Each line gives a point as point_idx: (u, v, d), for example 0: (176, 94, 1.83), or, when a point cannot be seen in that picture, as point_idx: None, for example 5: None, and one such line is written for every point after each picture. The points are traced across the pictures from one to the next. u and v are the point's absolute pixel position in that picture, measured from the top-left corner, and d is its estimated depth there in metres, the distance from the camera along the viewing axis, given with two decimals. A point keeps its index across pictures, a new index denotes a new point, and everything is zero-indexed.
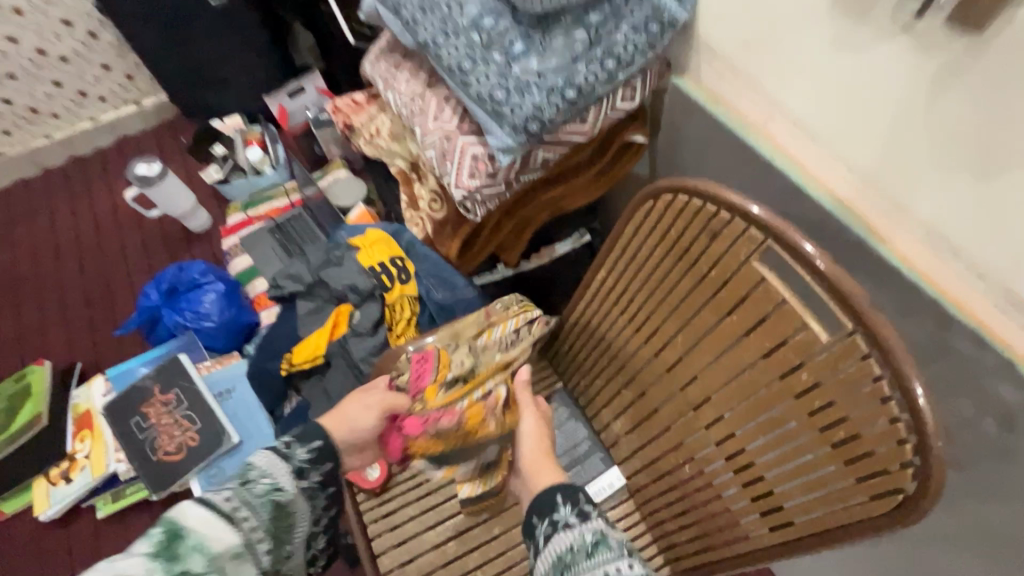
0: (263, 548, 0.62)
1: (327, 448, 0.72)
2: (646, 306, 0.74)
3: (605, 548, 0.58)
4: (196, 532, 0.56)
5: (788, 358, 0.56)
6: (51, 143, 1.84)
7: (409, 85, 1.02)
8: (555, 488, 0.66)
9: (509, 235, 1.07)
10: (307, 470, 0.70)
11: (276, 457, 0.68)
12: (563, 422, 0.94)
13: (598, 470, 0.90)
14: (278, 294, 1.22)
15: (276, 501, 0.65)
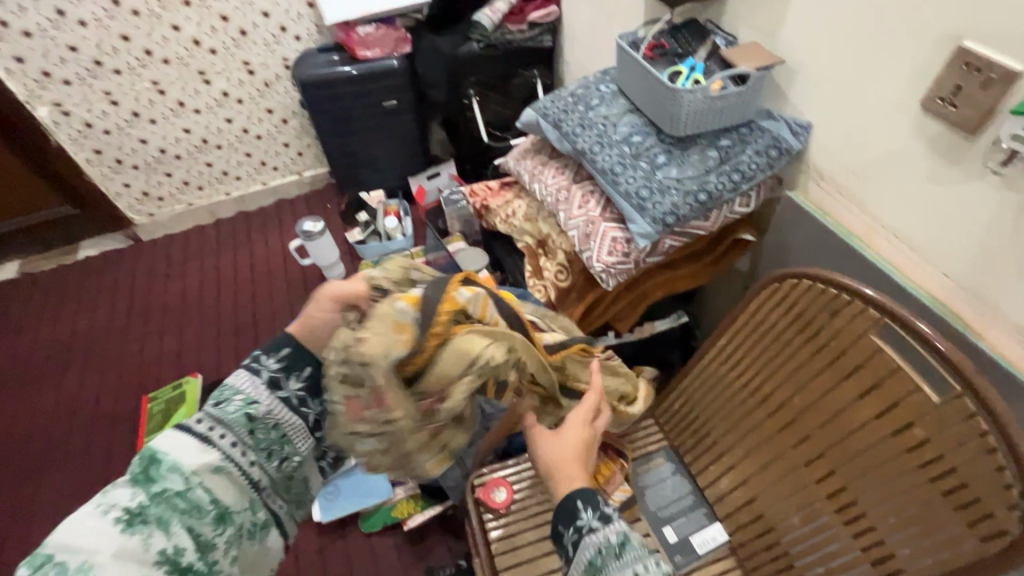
0: (247, 457, 0.73)
1: (299, 357, 0.80)
2: (765, 372, 0.88)
3: (628, 547, 0.69)
4: (169, 456, 0.68)
5: (901, 418, 0.68)
6: (228, 199, 2.25)
7: (556, 180, 1.27)
8: (575, 496, 0.75)
9: (624, 306, 1.24)
10: (291, 379, 0.79)
11: (248, 375, 0.77)
12: (669, 476, 1.05)
13: (702, 523, 0.99)
14: None
15: (251, 415, 0.75)
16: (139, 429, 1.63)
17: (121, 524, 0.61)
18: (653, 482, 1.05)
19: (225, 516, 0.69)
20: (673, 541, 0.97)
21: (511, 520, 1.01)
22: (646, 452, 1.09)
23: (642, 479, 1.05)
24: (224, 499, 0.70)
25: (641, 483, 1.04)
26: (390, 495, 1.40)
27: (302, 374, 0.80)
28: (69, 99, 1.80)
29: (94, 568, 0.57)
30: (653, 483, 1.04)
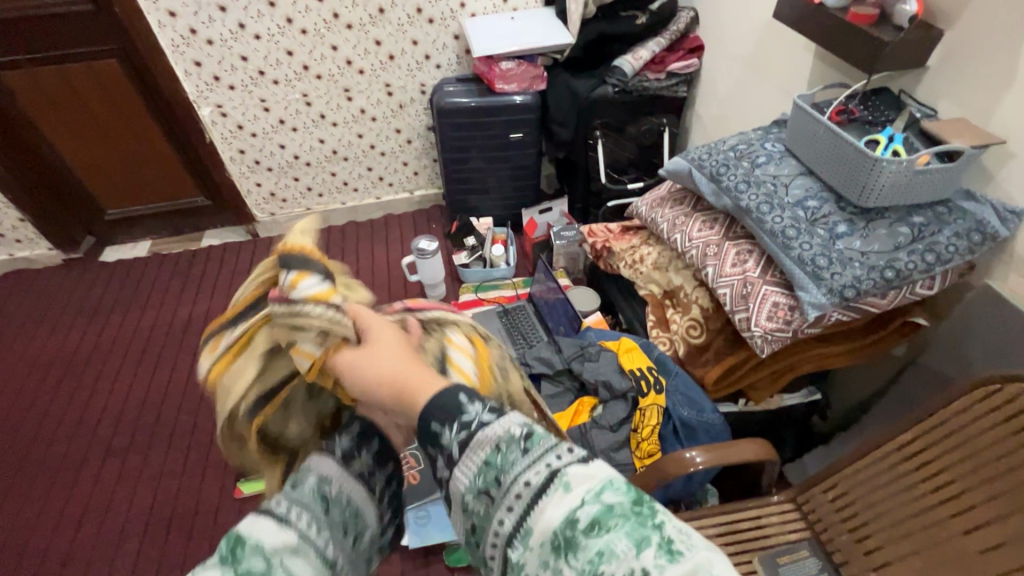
0: (324, 536, 0.57)
1: (365, 429, 0.67)
2: (964, 480, 0.79)
3: (538, 441, 0.50)
4: (252, 535, 0.53)
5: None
6: (342, 209, 2.36)
7: (703, 233, 1.23)
8: (457, 387, 0.54)
9: (765, 375, 1.17)
10: (474, 422, 0.52)
11: (486, 434, 0.51)
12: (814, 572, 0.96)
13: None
14: (527, 372, 1.40)
15: (505, 448, 0.50)
16: None
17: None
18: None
19: None
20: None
21: None
22: (789, 543, 0.99)
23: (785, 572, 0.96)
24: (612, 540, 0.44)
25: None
26: None
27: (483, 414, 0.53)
28: (229, 103, 1.97)
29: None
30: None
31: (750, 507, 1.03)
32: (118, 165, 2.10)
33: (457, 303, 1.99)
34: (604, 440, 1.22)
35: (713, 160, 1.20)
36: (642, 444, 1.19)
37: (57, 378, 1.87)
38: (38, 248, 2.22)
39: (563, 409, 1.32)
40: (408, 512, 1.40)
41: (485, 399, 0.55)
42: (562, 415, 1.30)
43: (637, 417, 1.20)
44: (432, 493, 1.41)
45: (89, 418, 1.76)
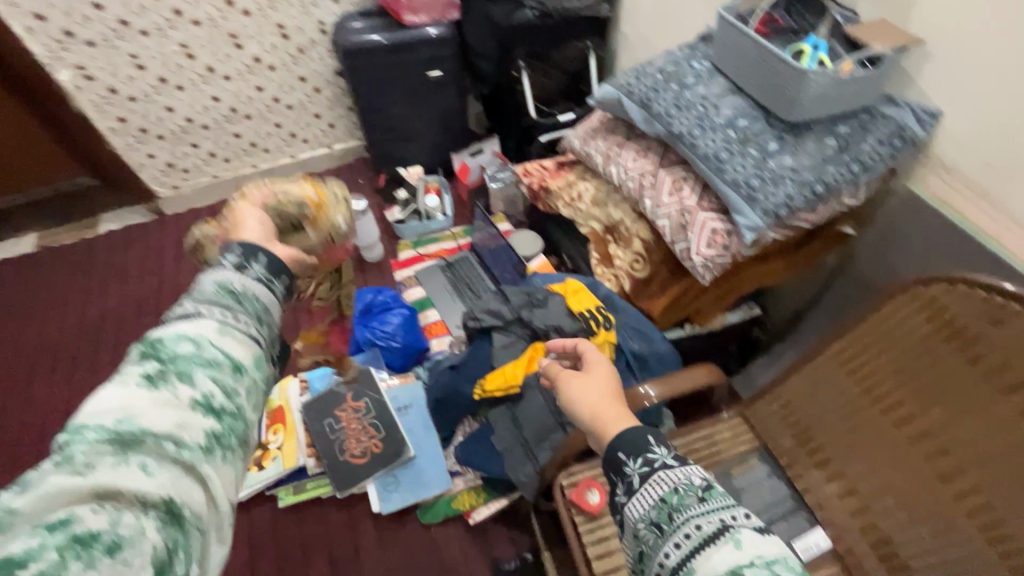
0: (247, 323, 0.61)
1: (250, 247, 0.70)
2: (894, 378, 0.84)
3: (716, 492, 0.58)
4: (172, 333, 0.56)
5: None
6: (255, 173, 2.14)
7: (637, 163, 1.20)
8: (644, 430, 0.66)
9: (710, 299, 1.19)
10: (237, 267, 0.67)
11: (222, 270, 0.66)
12: (764, 478, 1.02)
13: (803, 528, 0.97)
14: (477, 326, 1.37)
15: (234, 290, 0.64)
16: None
17: (144, 381, 0.51)
18: (749, 484, 1.02)
19: (241, 368, 0.57)
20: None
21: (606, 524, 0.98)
22: (739, 454, 1.05)
23: (737, 481, 1.02)
24: (237, 351, 0.58)
25: (736, 485, 1.02)
26: (450, 486, 1.39)
27: (250, 262, 0.68)
28: (92, 63, 1.68)
29: (136, 416, 0.49)
30: (749, 486, 1.02)
31: (702, 427, 1.08)
32: None
33: (398, 262, 1.90)
34: None
35: (642, 85, 1.14)
36: None
37: None
38: None
39: (516, 358, 1.30)
40: (376, 480, 1.39)
41: (257, 248, 0.70)
42: (517, 364, 1.28)
43: None
44: (397, 458, 1.40)
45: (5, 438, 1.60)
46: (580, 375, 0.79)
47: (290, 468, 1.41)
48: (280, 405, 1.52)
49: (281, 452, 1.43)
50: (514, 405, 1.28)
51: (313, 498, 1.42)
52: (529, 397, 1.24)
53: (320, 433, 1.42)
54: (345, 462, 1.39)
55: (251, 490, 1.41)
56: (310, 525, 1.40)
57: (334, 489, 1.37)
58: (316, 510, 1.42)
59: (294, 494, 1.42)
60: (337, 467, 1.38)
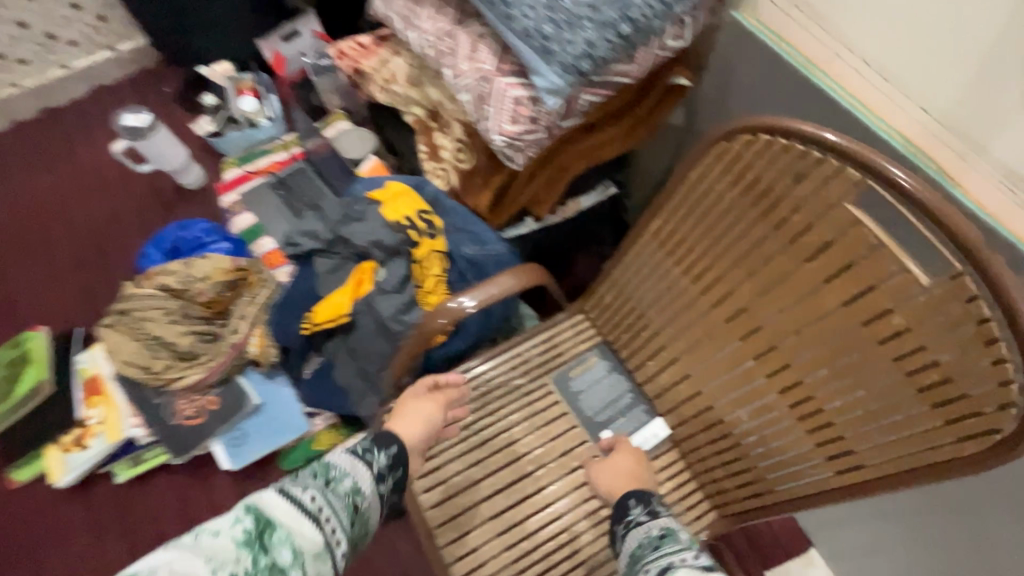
0: (342, 550, 0.61)
1: (387, 438, 0.77)
2: (710, 253, 0.72)
3: (672, 538, 0.68)
4: (283, 524, 0.58)
5: (888, 301, 0.54)
6: (18, 93, 1.68)
7: (433, 22, 0.94)
8: (626, 495, 0.76)
9: (541, 186, 1.02)
10: (370, 458, 0.72)
11: (358, 462, 0.71)
12: (604, 375, 0.94)
13: (642, 422, 0.91)
14: (296, 252, 1.18)
15: (358, 505, 0.66)
16: None
17: None
18: (589, 385, 0.94)
19: None
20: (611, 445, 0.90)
21: (434, 456, 0.88)
22: (579, 355, 0.96)
23: (575, 383, 0.94)
24: None
25: (574, 387, 0.94)
26: (307, 428, 1.26)
27: (385, 457, 0.74)
28: None
29: None
30: (589, 387, 0.94)
31: (540, 331, 0.98)
32: None
33: (222, 186, 1.59)
34: (390, 305, 1.07)
35: None
36: (427, 299, 1.05)
37: None
38: None
39: (343, 283, 1.13)
40: (220, 438, 1.24)
41: (401, 452, 0.77)
42: (344, 291, 1.11)
43: (418, 273, 1.05)
44: (239, 411, 1.25)
45: None
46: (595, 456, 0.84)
47: (115, 444, 1.22)
48: (95, 374, 1.30)
49: (102, 427, 1.24)
50: (348, 335, 1.12)
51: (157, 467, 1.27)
52: (360, 326, 1.09)
53: (140, 401, 1.22)
54: (177, 426, 1.22)
55: (78, 472, 1.24)
56: (158, 494, 1.27)
57: (172, 456, 1.22)
58: (165, 478, 1.28)
59: (131, 468, 1.26)
60: (168, 433, 1.21)
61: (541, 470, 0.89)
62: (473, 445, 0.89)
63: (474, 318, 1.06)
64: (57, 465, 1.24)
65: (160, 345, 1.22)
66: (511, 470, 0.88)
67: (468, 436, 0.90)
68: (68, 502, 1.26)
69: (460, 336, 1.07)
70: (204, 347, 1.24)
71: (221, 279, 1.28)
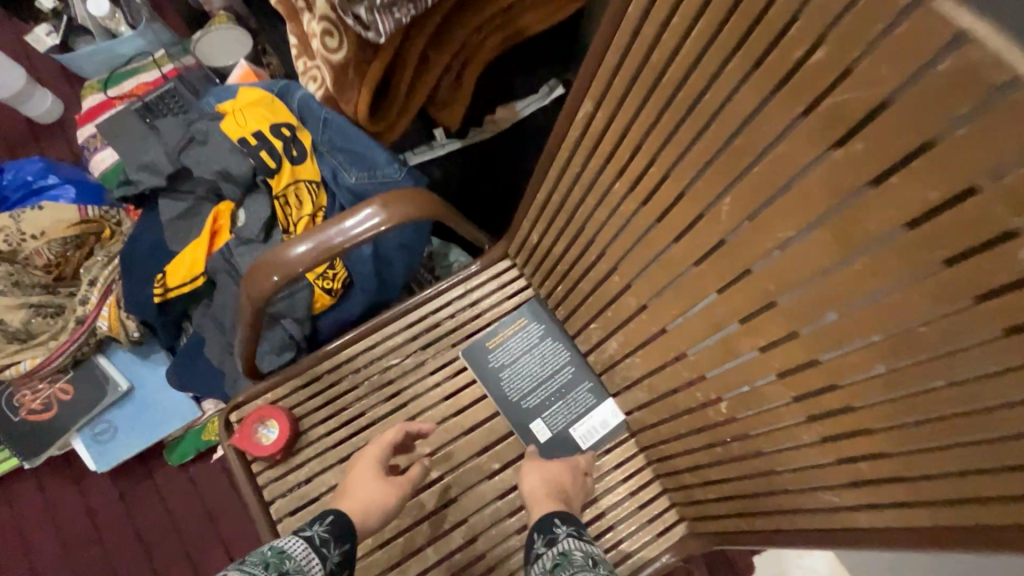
0: None
1: (342, 524, 0.52)
2: (665, 154, 0.43)
3: (565, 565, 0.46)
4: None
5: (1012, 215, 0.26)
6: None
7: None
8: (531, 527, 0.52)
9: (439, 78, 0.71)
10: (325, 552, 0.49)
11: (311, 554, 0.48)
12: (536, 343, 0.68)
13: (587, 406, 0.66)
14: (132, 193, 0.87)
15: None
16: None
17: None
18: (514, 358, 0.68)
19: None
20: (544, 438, 0.66)
21: (301, 463, 0.66)
22: (502, 316, 0.70)
23: (496, 357, 0.68)
24: None
25: (494, 364, 0.68)
26: (194, 416, 1.02)
27: (339, 555, 0.50)
28: None
29: None
30: (514, 361, 0.68)
31: (447, 285, 0.71)
32: None
33: (81, 117, 1.26)
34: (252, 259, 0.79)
35: None
36: None
37: None
38: None
39: (197, 232, 0.84)
40: (82, 432, 1.00)
41: (346, 534, 0.51)
42: (197, 242, 0.83)
43: (281, 213, 0.77)
44: (103, 398, 1.00)
45: None
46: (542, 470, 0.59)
47: None
48: None
49: None
50: (212, 300, 0.85)
51: (13, 471, 1.04)
52: (219, 287, 0.82)
53: None
54: (23, 422, 0.98)
55: None
56: (19, 503, 1.04)
57: (22, 460, 0.98)
58: (26, 483, 1.05)
59: None
60: (13, 432, 0.97)
61: (450, 476, 0.65)
62: (358, 443, 0.66)
63: (367, 269, 0.79)
64: None
65: None
66: (407, 477, 0.65)
67: (348, 420, 0.67)
68: None
69: (353, 296, 0.81)
70: (48, 323, 0.98)
71: (60, 236, 0.99)
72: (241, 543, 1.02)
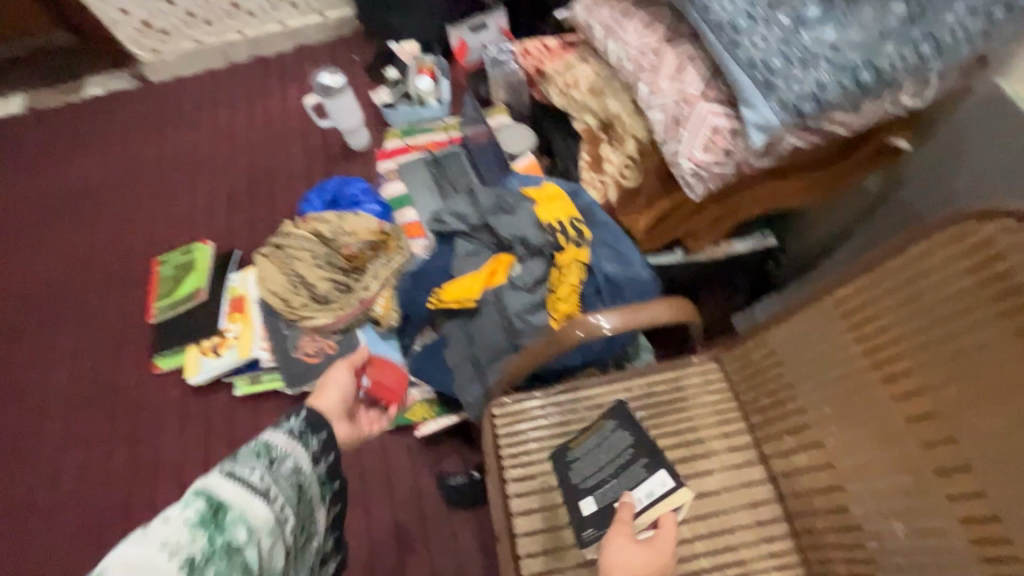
0: (289, 526, 0.71)
1: (316, 422, 0.81)
2: (910, 340, 0.66)
3: None
4: (236, 506, 0.66)
5: None
6: (241, 41, 1.97)
7: (640, 37, 0.93)
8: None
9: (704, 222, 0.98)
10: (305, 439, 0.78)
11: (296, 444, 0.77)
12: (606, 433, 0.85)
13: (638, 479, 0.80)
14: (439, 230, 1.20)
15: (300, 484, 0.75)
16: (150, 292, 1.54)
17: (183, 568, 0.59)
18: (589, 440, 0.86)
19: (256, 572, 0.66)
20: (589, 510, 0.81)
21: (533, 462, 0.88)
22: (707, 394, 0.91)
23: (572, 451, 0.86)
24: (273, 552, 0.69)
25: (564, 449, 0.86)
26: (403, 396, 1.30)
27: (317, 440, 0.79)
28: None
29: None
30: (590, 438, 0.86)
31: (669, 368, 0.94)
32: None
33: (382, 153, 1.70)
34: (520, 302, 1.07)
35: None
36: (560, 308, 1.03)
37: None
38: None
39: (477, 270, 1.14)
40: None
41: (320, 432, 0.80)
42: (475, 277, 1.12)
43: (555, 276, 1.04)
44: None
45: None
46: (643, 549, 0.70)
47: (245, 359, 1.36)
48: (241, 294, 1.45)
49: (237, 341, 1.38)
50: (469, 320, 1.14)
51: (267, 391, 1.39)
52: (484, 315, 1.11)
53: (275, 327, 1.35)
54: (297, 359, 1.33)
55: (206, 375, 1.38)
56: (263, 416, 1.37)
57: (284, 385, 1.32)
58: (272, 402, 1.39)
59: (249, 385, 1.38)
60: (289, 364, 1.32)
61: None
62: None
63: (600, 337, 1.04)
64: (193, 363, 1.39)
65: (301, 284, 1.34)
66: None
67: None
68: (194, 399, 1.41)
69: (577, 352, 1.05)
70: (339, 296, 1.34)
71: (367, 238, 1.39)
72: (404, 509, 1.27)
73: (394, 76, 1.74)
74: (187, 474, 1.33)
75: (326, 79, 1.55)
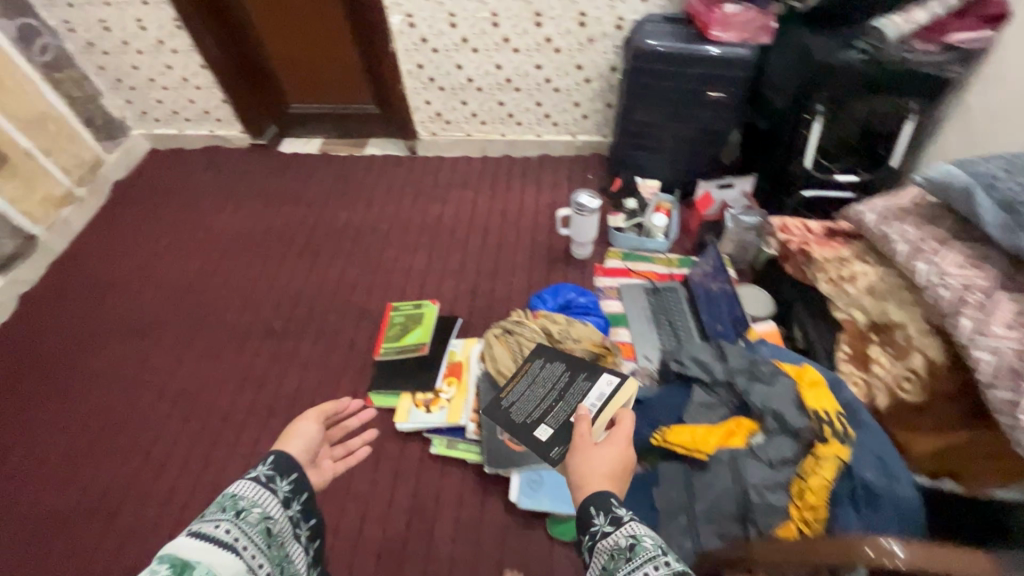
0: (264, 570, 0.78)
1: (284, 465, 0.91)
2: None
3: (637, 548, 0.74)
4: (204, 562, 0.71)
5: None
6: (501, 141, 2.30)
7: (965, 273, 0.97)
8: (595, 500, 0.86)
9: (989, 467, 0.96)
10: (271, 488, 0.87)
11: (262, 492, 0.85)
12: (539, 372, 1.37)
13: (585, 388, 1.28)
14: (679, 371, 1.28)
15: (269, 529, 0.82)
16: (380, 334, 1.72)
17: None
18: (535, 384, 1.35)
19: None
20: (548, 428, 1.22)
21: None
22: None
23: (506, 399, 1.35)
24: None
25: (498, 399, 1.36)
26: None
27: (284, 488, 0.88)
28: (419, 13, 1.88)
29: None
30: (538, 379, 1.36)
31: None
32: (314, 71, 2.25)
33: (602, 268, 1.86)
34: (758, 473, 1.07)
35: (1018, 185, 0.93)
36: (809, 496, 1.01)
37: (232, 257, 2.09)
38: (230, 129, 2.44)
39: (713, 423, 1.18)
40: (522, 471, 1.40)
41: (281, 473, 0.90)
42: (709, 429, 1.16)
43: (808, 463, 1.03)
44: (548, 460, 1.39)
45: (252, 293, 1.97)
46: (589, 449, 0.99)
47: (452, 423, 1.48)
48: (459, 361, 1.63)
49: (449, 405, 1.52)
50: (691, 468, 1.15)
51: (458, 459, 1.49)
52: (713, 471, 1.11)
53: (489, 406, 1.48)
54: (503, 443, 1.43)
55: (413, 425, 1.52)
56: (448, 481, 1.46)
57: (484, 462, 1.42)
58: (458, 471, 1.48)
59: (445, 447, 1.49)
60: (494, 444, 1.43)
61: None
62: None
63: None
64: (405, 410, 1.54)
65: None
66: None
67: None
68: (392, 442, 1.55)
69: None
70: None
71: (591, 349, 1.50)
72: None
73: (633, 207, 1.90)
74: (368, 510, 1.44)
75: (583, 196, 1.75)
